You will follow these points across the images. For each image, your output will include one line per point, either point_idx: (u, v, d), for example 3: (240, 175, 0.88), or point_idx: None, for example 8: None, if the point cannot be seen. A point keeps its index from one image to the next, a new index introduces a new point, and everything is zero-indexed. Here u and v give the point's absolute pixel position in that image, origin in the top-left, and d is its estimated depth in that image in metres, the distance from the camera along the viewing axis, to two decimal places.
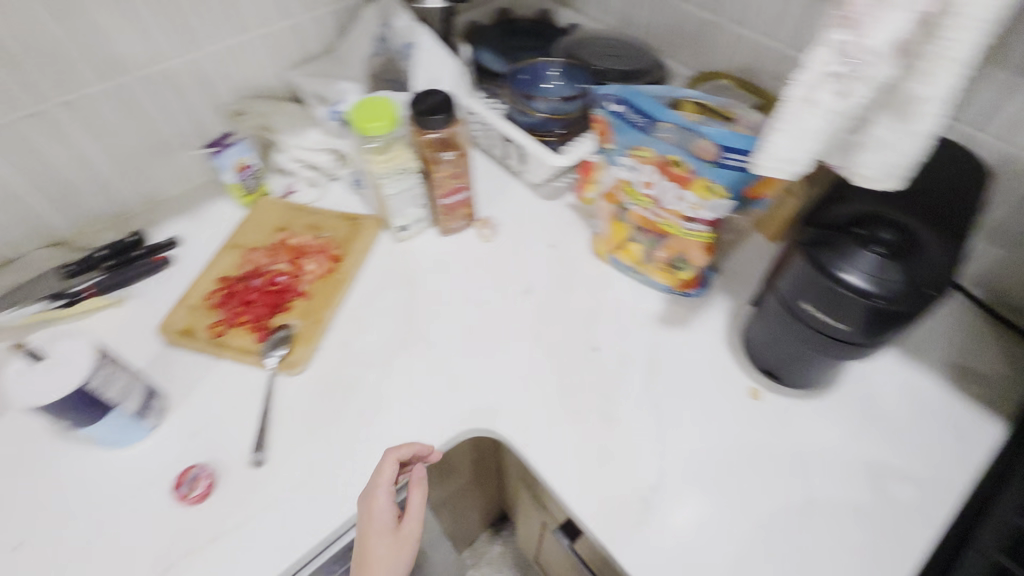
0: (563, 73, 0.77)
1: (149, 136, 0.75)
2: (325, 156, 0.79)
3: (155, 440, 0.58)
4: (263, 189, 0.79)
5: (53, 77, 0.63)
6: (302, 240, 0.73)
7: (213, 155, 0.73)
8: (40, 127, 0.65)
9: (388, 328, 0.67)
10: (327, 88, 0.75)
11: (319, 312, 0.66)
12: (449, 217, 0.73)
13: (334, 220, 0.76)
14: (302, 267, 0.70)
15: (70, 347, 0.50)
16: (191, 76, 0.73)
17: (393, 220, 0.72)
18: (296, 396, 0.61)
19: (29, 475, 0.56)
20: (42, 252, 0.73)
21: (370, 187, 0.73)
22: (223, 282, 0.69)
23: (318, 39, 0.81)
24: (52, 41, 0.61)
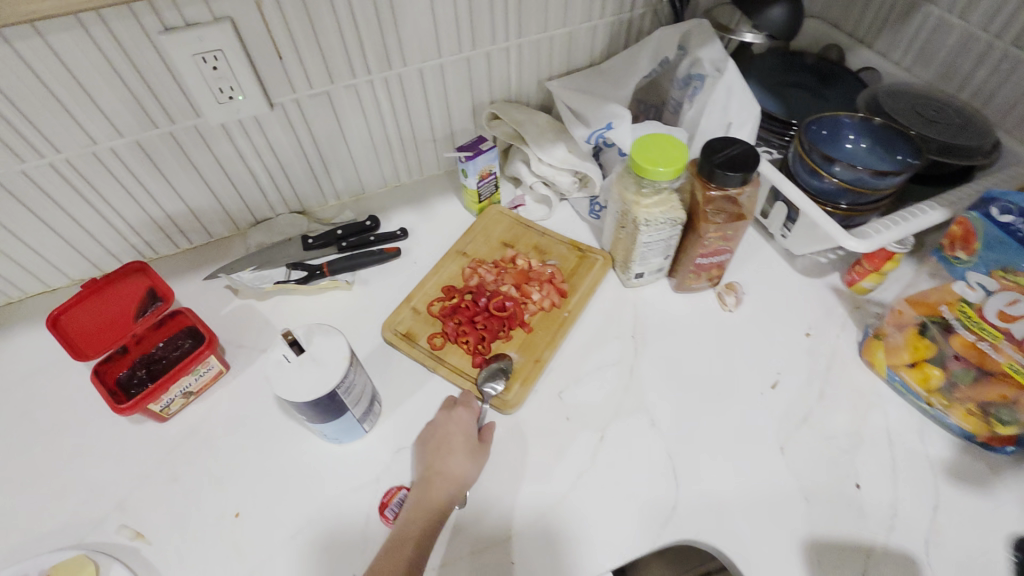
0: (869, 136, 0.64)
1: (404, 125, 0.75)
2: (567, 179, 0.73)
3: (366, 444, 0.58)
4: (493, 197, 0.76)
5: (346, 61, 0.64)
6: (530, 264, 0.69)
7: (465, 160, 0.69)
8: (321, 105, 0.68)
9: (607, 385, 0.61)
10: (588, 107, 0.70)
11: (539, 351, 0.62)
12: (694, 275, 0.65)
13: (561, 246, 0.71)
14: (528, 296, 0.65)
15: (329, 346, 0.51)
16: (458, 73, 0.71)
17: (631, 265, 0.65)
18: (506, 437, 0.58)
19: (254, 443, 0.59)
20: (286, 218, 0.77)
21: (614, 222, 0.67)
22: (449, 290, 0.67)
23: (583, 49, 0.75)
24: (358, 27, 0.62)
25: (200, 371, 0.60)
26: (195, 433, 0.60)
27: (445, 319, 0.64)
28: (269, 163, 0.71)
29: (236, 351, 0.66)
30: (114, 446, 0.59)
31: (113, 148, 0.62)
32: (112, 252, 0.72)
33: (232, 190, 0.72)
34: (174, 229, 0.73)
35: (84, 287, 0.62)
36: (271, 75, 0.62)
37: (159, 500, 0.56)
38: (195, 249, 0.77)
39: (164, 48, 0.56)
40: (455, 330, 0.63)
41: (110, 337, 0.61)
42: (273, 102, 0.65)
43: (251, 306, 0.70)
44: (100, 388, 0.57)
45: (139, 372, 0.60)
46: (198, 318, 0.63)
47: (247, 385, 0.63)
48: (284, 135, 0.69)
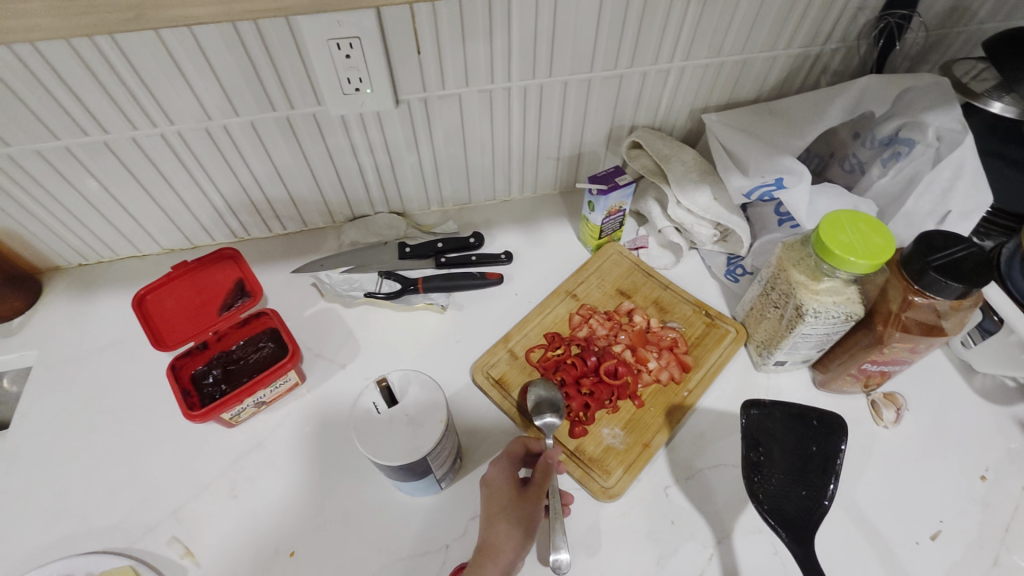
0: None
1: (532, 139, 0.67)
2: (705, 231, 0.63)
3: (441, 503, 0.51)
4: (615, 235, 0.67)
5: (488, 65, 0.57)
6: (649, 323, 0.60)
7: (596, 193, 0.61)
8: (449, 109, 0.61)
9: (727, 491, 0.52)
10: (752, 154, 0.60)
11: (651, 433, 0.53)
12: (849, 376, 0.54)
13: (687, 307, 0.62)
14: (644, 362, 0.57)
15: (426, 401, 0.44)
16: (605, 91, 0.62)
17: (774, 350, 0.55)
18: (602, 531, 0.50)
19: (322, 473, 0.53)
20: (385, 218, 0.71)
21: (759, 295, 0.57)
22: (553, 337, 0.59)
23: (752, 82, 0.65)
24: (512, 30, 0.54)
25: (277, 383, 0.55)
26: (262, 447, 0.55)
27: (547, 374, 0.56)
28: (380, 161, 0.65)
29: (314, 361, 0.61)
30: (180, 444, 0.55)
31: (226, 125, 0.57)
32: (205, 227, 0.69)
33: (336, 183, 0.67)
34: (270, 213, 0.69)
35: (175, 268, 0.59)
36: (404, 70, 0.56)
37: (216, 519, 0.51)
38: (287, 236, 0.73)
39: (299, 30, 0.50)
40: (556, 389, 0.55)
41: (192, 328, 0.57)
42: (399, 99, 0.58)
43: (336, 312, 0.65)
44: (174, 386, 0.53)
45: (214, 372, 0.55)
46: (282, 323, 0.58)
47: (322, 403, 0.58)
48: (402, 135, 0.63)
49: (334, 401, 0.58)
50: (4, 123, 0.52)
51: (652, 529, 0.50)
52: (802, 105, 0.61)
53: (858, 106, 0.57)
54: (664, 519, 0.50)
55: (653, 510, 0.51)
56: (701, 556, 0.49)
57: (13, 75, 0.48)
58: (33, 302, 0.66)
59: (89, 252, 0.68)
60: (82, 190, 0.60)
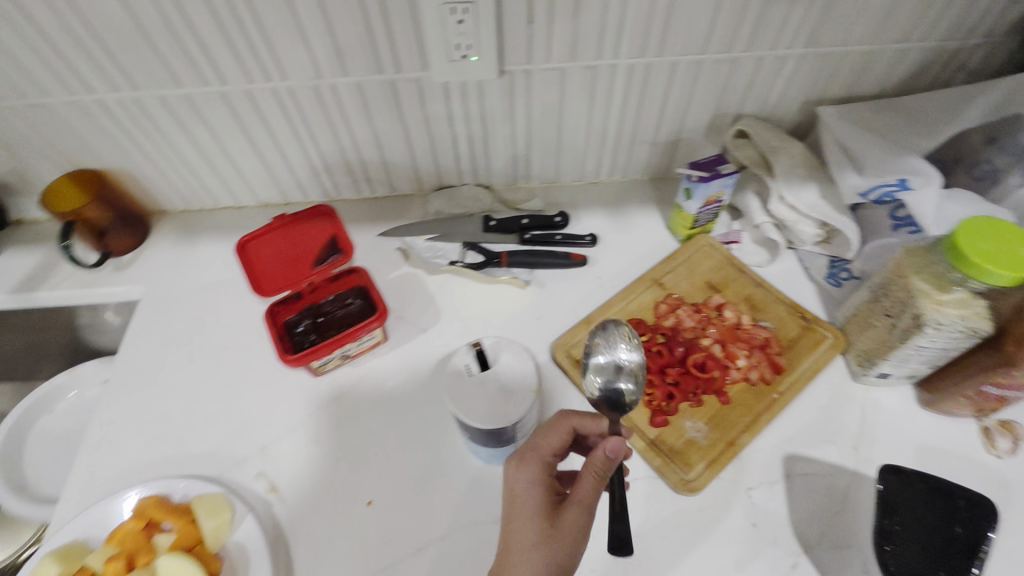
0: None
1: (630, 120, 0.65)
2: (808, 230, 0.59)
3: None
4: (707, 226, 0.65)
5: (598, 39, 0.55)
6: (741, 320, 0.57)
7: (696, 181, 0.58)
8: (551, 83, 0.60)
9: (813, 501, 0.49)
10: (872, 152, 0.56)
11: (735, 432, 0.51)
12: (963, 400, 0.50)
13: (781, 308, 0.59)
14: (733, 359, 0.54)
15: (518, 369, 0.44)
16: (715, 75, 0.59)
17: (878, 361, 0.52)
18: (677, 525, 0.48)
19: (398, 431, 0.55)
20: (471, 190, 0.71)
21: (867, 301, 0.53)
22: (637, 324, 0.58)
23: (878, 75, 0.60)
24: (628, 3, 0.52)
25: (361, 340, 0.56)
26: (343, 399, 0.57)
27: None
28: (475, 132, 0.65)
29: (395, 323, 0.62)
30: (267, 387, 0.58)
31: (334, 85, 0.59)
32: (300, 185, 0.71)
33: (429, 151, 0.67)
34: (362, 175, 0.70)
35: (276, 219, 0.61)
36: (513, 39, 0.55)
37: (297, 461, 0.53)
38: (375, 200, 0.74)
39: None
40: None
41: (287, 277, 0.58)
42: (503, 69, 0.58)
43: (418, 278, 0.66)
44: (270, 331, 0.56)
45: (305, 323, 0.58)
46: (371, 282, 0.59)
47: (402, 364, 0.59)
48: (500, 106, 0.62)
49: (412, 362, 0.59)
50: (138, 67, 0.55)
51: (730, 529, 0.48)
52: (933, 102, 0.57)
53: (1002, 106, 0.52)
54: (744, 520, 0.48)
55: (732, 510, 0.49)
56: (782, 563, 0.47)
57: (152, 20, 0.51)
58: (142, 241, 0.71)
59: (193, 199, 0.72)
60: (195, 139, 0.64)
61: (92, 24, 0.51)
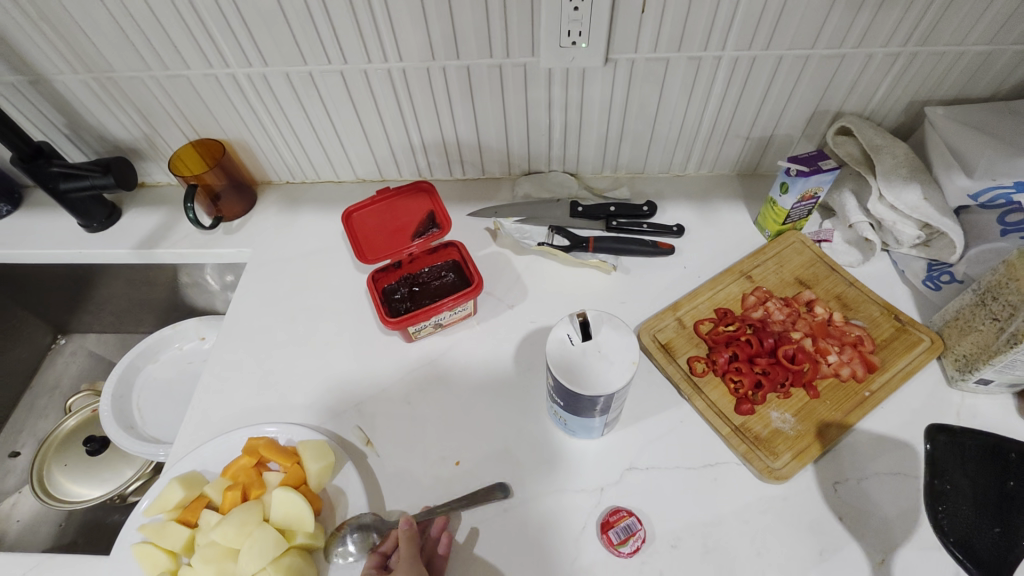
0: None
1: (726, 114, 0.65)
2: (909, 232, 0.58)
3: (599, 447, 0.53)
4: (798, 223, 0.65)
5: (708, 31, 0.56)
6: (832, 317, 0.57)
7: (794, 175, 0.59)
8: (653, 73, 0.61)
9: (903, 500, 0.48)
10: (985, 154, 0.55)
11: (824, 425, 0.51)
12: None
13: (874, 308, 0.58)
14: (824, 355, 0.54)
15: (617, 342, 0.45)
16: (820, 72, 0.60)
17: (980, 366, 0.51)
18: (761, 511, 0.49)
19: (486, 398, 0.57)
20: (559, 176, 0.73)
21: (971, 305, 0.52)
22: (724, 313, 0.58)
23: (993, 76, 0.59)
24: None
25: (456, 309, 0.59)
26: (434, 365, 0.60)
27: (718, 347, 0.55)
28: (570, 120, 0.67)
29: (484, 297, 0.65)
30: (365, 348, 0.62)
31: (445, 67, 0.62)
32: (397, 163, 0.75)
33: (523, 136, 0.70)
34: (456, 157, 0.74)
35: (378, 193, 0.65)
36: (623, 29, 0.57)
37: (392, 418, 0.57)
38: (464, 181, 0.77)
39: None
40: (726, 363, 0.54)
41: (389, 247, 0.63)
42: (608, 58, 0.60)
43: (506, 257, 0.69)
44: (373, 296, 0.59)
45: (402, 291, 0.61)
46: (466, 256, 0.62)
47: (491, 336, 0.61)
48: (599, 95, 0.64)
49: (500, 336, 0.62)
50: (271, 44, 0.60)
51: (816, 519, 0.48)
52: None
53: None
54: (830, 512, 0.49)
55: (819, 502, 0.49)
56: (868, 558, 0.46)
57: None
58: (249, 208, 0.76)
59: (297, 172, 0.77)
60: (309, 113, 0.68)
61: (238, 2, 0.56)
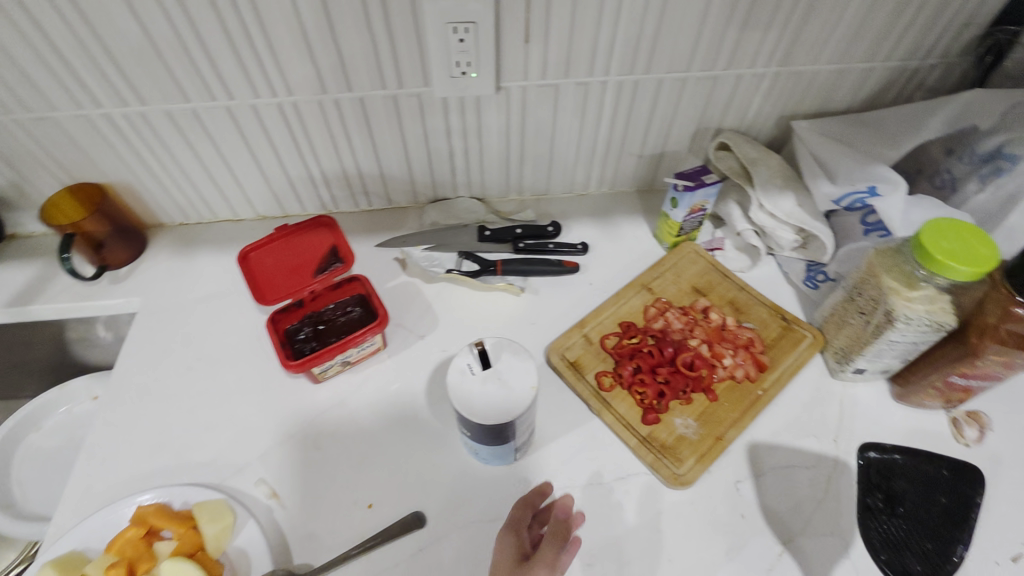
0: None
1: (618, 135, 0.68)
2: (787, 236, 0.63)
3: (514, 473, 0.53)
4: (692, 234, 0.68)
5: (590, 57, 0.59)
6: (726, 322, 0.60)
7: (681, 190, 0.62)
8: (544, 99, 0.63)
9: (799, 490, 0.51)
10: (843, 162, 0.60)
11: (724, 427, 0.54)
12: (932, 390, 0.54)
13: (762, 309, 0.62)
14: (720, 359, 0.57)
15: (518, 368, 0.46)
16: (697, 92, 0.63)
17: (854, 357, 0.55)
18: (671, 517, 0.50)
19: (399, 435, 0.56)
20: (466, 202, 0.74)
21: (842, 301, 0.57)
22: (628, 326, 0.61)
23: (846, 92, 0.65)
24: (619, 24, 0.56)
25: (363, 345, 0.58)
26: (344, 405, 0.58)
27: (623, 360, 0.57)
28: (470, 146, 0.68)
29: (394, 329, 0.64)
30: (269, 394, 0.59)
31: (337, 100, 0.61)
32: (298, 198, 0.73)
33: (426, 165, 0.70)
34: (360, 188, 0.73)
35: (276, 230, 0.63)
36: (510, 58, 0.58)
37: (300, 465, 0.54)
38: (371, 212, 0.76)
39: (421, 11, 0.53)
40: (631, 375, 0.56)
41: (289, 286, 0.60)
42: (499, 86, 0.61)
43: (416, 286, 0.68)
44: (272, 338, 0.56)
45: (306, 330, 0.59)
46: (371, 290, 0.60)
47: (402, 369, 0.60)
48: (495, 121, 0.65)
49: (414, 366, 0.61)
50: (146, 82, 0.57)
51: (721, 519, 0.50)
52: (897, 117, 0.62)
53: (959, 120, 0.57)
54: (734, 511, 0.51)
55: (723, 503, 0.51)
56: (771, 552, 0.49)
57: (166, 38, 0.53)
58: (138, 254, 0.71)
59: (191, 213, 0.73)
60: (197, 152, 0.65)
61: (107, 41, 0.53)
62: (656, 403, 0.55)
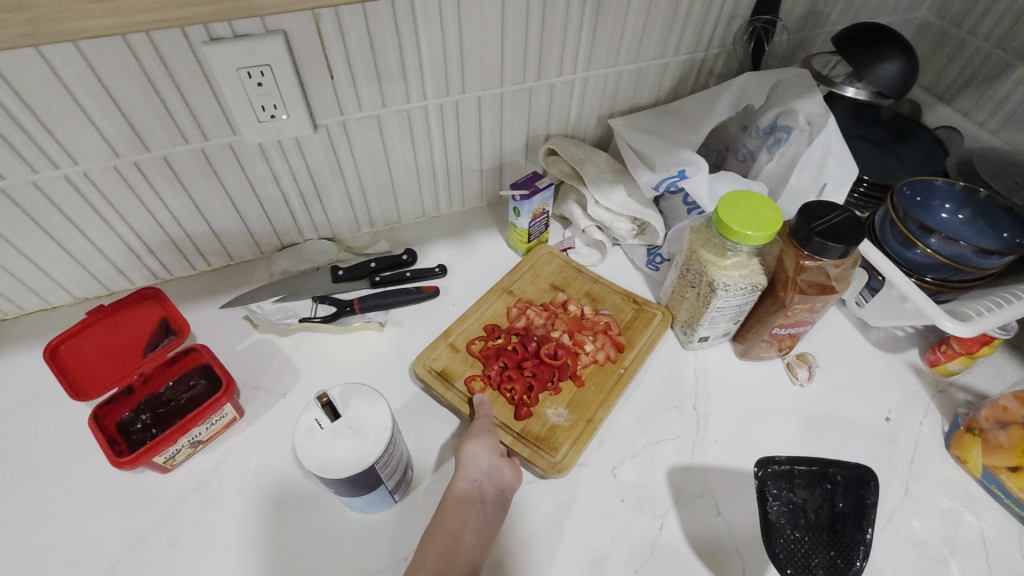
0: (971, 206, 0.60)
1: (454, 154, 0.69)
2: (624, 226, 0.67)
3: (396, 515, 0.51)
4: (542, 237, 0.71)
5: (403, 85, 0.59)
6: (584, 311, 0.63)
7: (519, 199, 0.64)
8: (368, 130, 0.62)
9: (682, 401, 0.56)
10: (656, 151, 0.65)
11: (592, 409, 0.56)
12: (764, 343, 0.59)
13: (615, 295, 0.66)
14: (582, 346, 0.60)
15: (369, 412, 0.44)
16: (517, 104, 0.66)
17: (696, 327, 0.60)
18: (557, 518, 0.51)
19: (268, 507, 0.52)
20: (315, 244, 0.71)
21: (678, 278, 0.61)
22: (491, 327, 0.61)
23: (651, 86, 0.71)
24: (421, 49, 0.56)
25: (212, 420, 0.53)
26: (201, 490, 0.53)
27: (489, 361, 0.58)
28: (305, 188, 0.66)
29: (251, 393, 0.60)
30: (109, 498, 0.52)
31: (138, 163, 0.56)
32: (121, 272, 0.66)
33: (260, 214, 0.66)
34: (193, 250, 0.67)
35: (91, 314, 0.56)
36: (320, 95, 0.57)
37: (157, 569, 0.49)
38: (213, 272, 0.71)
39: (207, 60, 0.50)
40: (499, 375, 0.57)
41: (114, 374, 0.54)
42: (318, 123, 0.59)
43: (271, 342, 0.64)
44: (98, 436, 0.50)
45: (143, 418, 0.53)
46: (214, 358, 0.56)
47: (265, 434, 0.56)
48: (323, 159, 0.63)
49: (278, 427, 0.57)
50: None
51: (603, 508, 0.52)
52: (694, 104, 0.68)
53: (741, 101, 0.64)
54: (614, 496, 0.53)
55: (603, 491, 0.53)
56: (653, 527, 0.51)
57: None
58: None
59: None
60: None
61: None
62: (525, 398, 0.56)
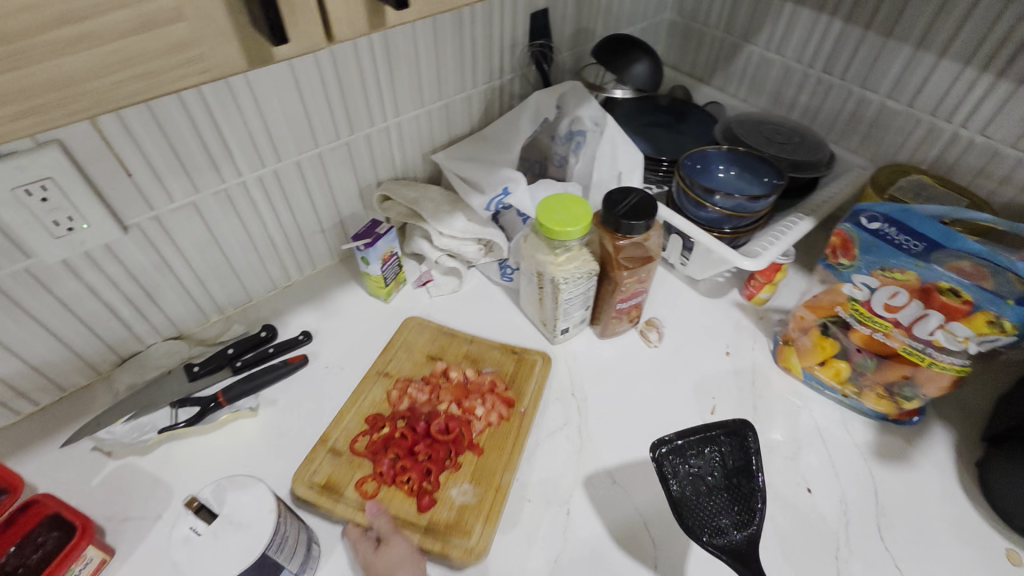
0: (736, 164, 0.72)
1: (288, 220, 0.69)
2: (472, 249, 0.71)
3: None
4: (399, 278, 0.73)
5: (213, 166, 0.58)
6: (466, 375, 0.64)
7: (364, 248, 0.66)
8: (186, 219, 0.60)
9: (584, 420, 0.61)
10: (480, 175, 0.70)
11: (496, 476, 0.56)
12: (617, 318, 0.66)
13: (494, 350, 0.67)
14: (473, 411, 0.60)
15: (249, 501, 0.43)
16: (338, 159, 0.68)
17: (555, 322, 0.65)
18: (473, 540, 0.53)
19: None
20: (161, 347, 0.66)
21: (529, 285, 0.66)
22: (375, 417, 0.60)
23: (461, 118, 0.77)
24: (220, 127, 0.56)
25: (76, 570, 0.48)
26: None
27: (378, 457, 0.57)
28: (132, 293, 0.61)
29: (121, 527, 0.54)
30: None
31: None
32: None
33: (86, 334, 0.61)
34: (11, 394, 0.59)
35: None
36: (121, 196, 0.54)
37: None
38: (42, 411, 0.63)
39: None
40: (390, 470, 0.56)
41: None
42: (126, 225, 0.56)
43: (132, 466, 0.58)
44: None
45: None
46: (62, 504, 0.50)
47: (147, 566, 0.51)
48: (144, 259, 0.60)
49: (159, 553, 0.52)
50: None
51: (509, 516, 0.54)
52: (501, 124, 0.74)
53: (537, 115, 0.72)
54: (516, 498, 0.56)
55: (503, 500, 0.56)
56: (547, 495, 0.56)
57: None
58: None
59: None
60: None
61: None
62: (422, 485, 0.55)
